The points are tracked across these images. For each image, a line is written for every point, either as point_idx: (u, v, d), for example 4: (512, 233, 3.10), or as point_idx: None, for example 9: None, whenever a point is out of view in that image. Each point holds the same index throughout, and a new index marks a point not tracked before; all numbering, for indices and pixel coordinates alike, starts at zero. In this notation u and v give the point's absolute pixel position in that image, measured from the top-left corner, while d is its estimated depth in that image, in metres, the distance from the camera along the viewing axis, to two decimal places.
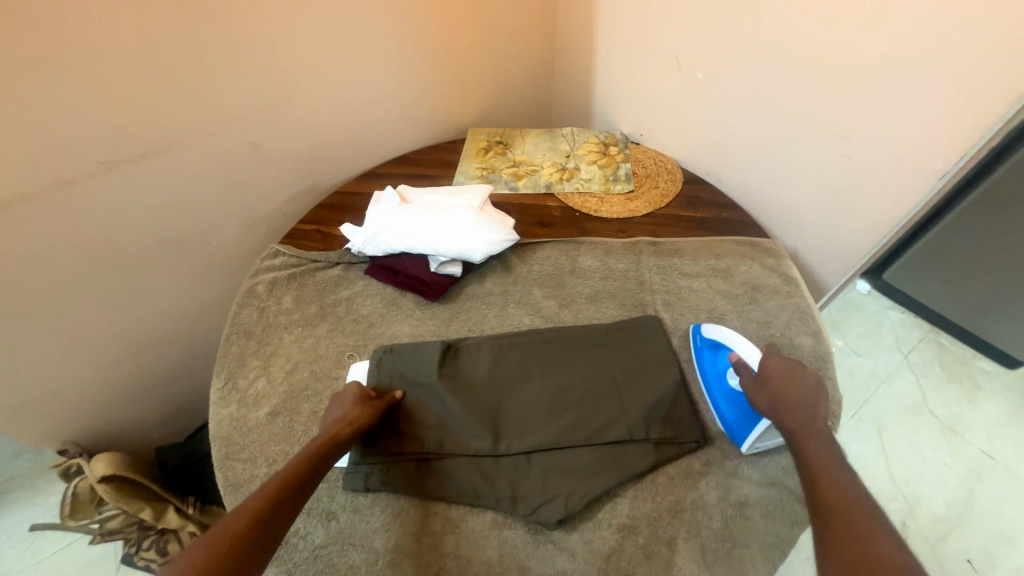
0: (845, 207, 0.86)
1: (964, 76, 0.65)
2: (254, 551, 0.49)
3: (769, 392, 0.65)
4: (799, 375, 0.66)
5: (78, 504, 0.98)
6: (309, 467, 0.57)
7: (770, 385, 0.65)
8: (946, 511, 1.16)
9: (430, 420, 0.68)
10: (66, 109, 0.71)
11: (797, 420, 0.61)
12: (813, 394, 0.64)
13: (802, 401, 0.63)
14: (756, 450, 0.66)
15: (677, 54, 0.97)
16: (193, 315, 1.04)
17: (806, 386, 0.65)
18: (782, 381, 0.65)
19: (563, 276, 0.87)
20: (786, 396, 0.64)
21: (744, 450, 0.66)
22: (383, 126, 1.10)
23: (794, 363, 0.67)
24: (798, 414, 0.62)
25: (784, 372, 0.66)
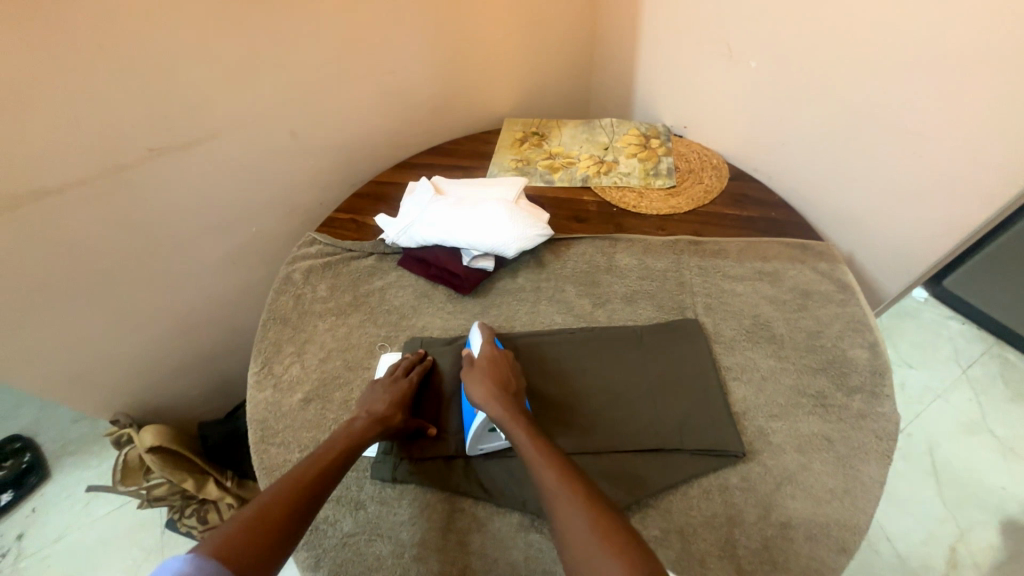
0: (913, 210, 0.79)
1: None
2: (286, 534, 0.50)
3: (488, 390, 0.63)
4: (505, 369, 0.67)
5: (127, 471, 1.04)
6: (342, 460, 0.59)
7: (481, 377, 0.65)
8: (1005, 540, 1.07)
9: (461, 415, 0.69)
10: (118, 98, 0.74)
11: (501, 408, 0.60)
12: (511, 386, 0.65)
13: (505, 395, 0.62)
14: (482, 452, 0.65)
15: (729, 41, 0.91)
16: (233, 298, 1.08)
17: (506, 379, 0.65)
18: (486, 374, 0.65)
19: (598, 275, 0.85)
20: (496, 388, 0.63)
21: (467, 452, 0.65)
22: (419, 115, 1.08)
23: (506, 360, 0.68)
24: (497, 404, 0.61)
25: (491, 365, 0.66)
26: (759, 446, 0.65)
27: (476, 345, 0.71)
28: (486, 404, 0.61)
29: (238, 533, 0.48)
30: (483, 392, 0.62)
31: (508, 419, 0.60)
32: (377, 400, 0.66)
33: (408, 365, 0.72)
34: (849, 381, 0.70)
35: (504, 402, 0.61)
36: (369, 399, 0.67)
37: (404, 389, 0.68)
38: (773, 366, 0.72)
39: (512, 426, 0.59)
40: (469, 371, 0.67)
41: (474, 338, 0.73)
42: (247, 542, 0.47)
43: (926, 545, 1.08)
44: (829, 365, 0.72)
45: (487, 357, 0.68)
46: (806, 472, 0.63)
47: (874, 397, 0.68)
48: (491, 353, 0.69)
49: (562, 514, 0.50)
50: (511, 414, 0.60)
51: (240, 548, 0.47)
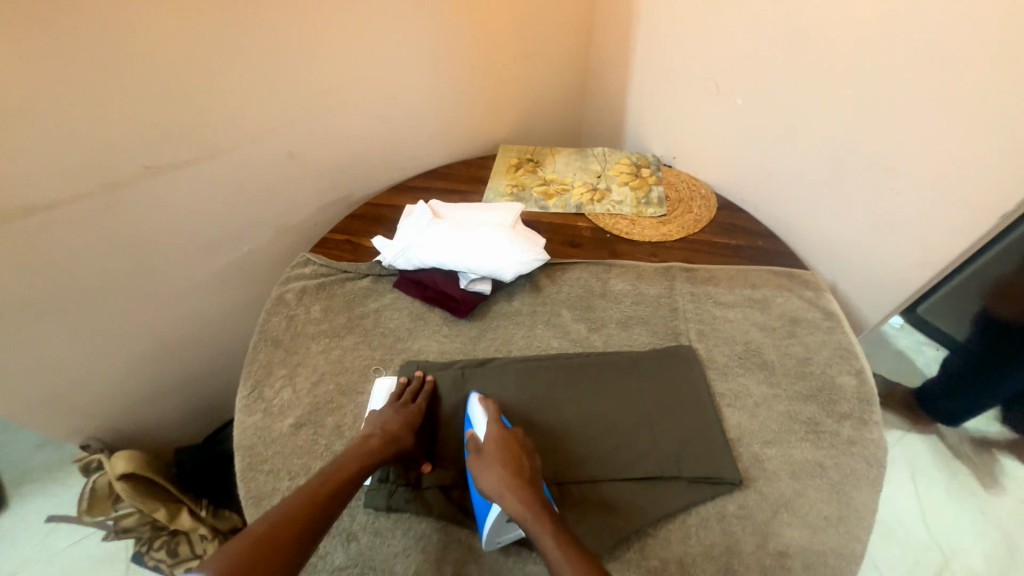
0: (892, 241, 0.83)
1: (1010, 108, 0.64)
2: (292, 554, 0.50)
3: (502, 484, 0.58)
4: (518, 451, 0.61)
5: (95, 499, 0.98)
6: (352, 475, 0.59)
7: (493, 463, 0.60)
8: (986, 564, 1.09)
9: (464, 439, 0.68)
10: (119, 116, 0.74)
11: (520, 504, 0.56)
12: (527, 470, 0.60)
13: (520, 485, 0.58)
14: (499, 544, 0.60)
15: (715, 79, 0.96)
16: (220, 317, 1.05)
17: (520, 463, 0.60)
18: (498, 462, 0.60)
19: (594, 300, 0.86)
20: (510, 476, 0.58)
21: (485, 547, 0.59)
22: (417, 139, 1.11)
23: (515, 436, 0.63)
24: (515, 500, 0.57)
25: (501, 447, 0.61)
26: (755, 473, 0.66)
27: (479, 423, 0.66)
28: (502, 497, 0.57)
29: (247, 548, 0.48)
30: (496, 481, 0.58)
31: (527, 514, 0.55)
32: (388, 420, 0.65)
33: (411, 390, 0.71)
34: (839, 408, 0.72)
35: (520, 494, 0.57)
36: (380, 417, 0.66)
37: (414, 413, 0.67)
38: (765, 392, 0.73)
39: (532, 524, 0.55)
40: (476, 457, 0.61)
41: (475, 414, 0.67)
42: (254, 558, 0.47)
43: (912, 571, 1.09)
44: (819, 392, 0.73)
45: (496, 439, 0.62)
46: (802, 499, 0.63)
47: (862, 424, 0.70)
48: (501, 433, 0.63)
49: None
50: (530, 510, 0.56)
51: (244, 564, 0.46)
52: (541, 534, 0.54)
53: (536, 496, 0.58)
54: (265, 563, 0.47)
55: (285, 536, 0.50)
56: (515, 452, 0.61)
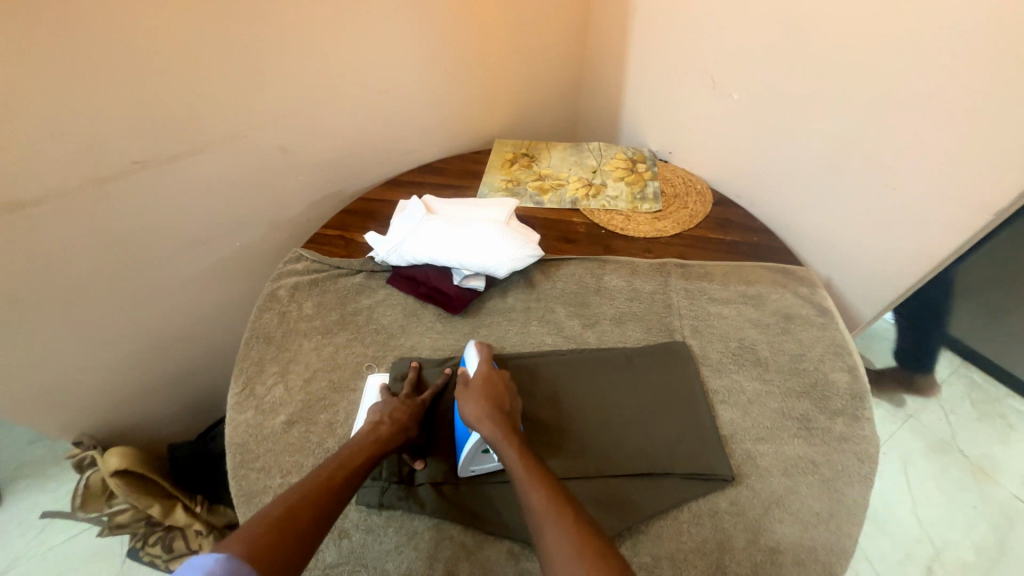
0: (887, 237, 0.83)
1: (1007, 103, 0.63)
2: (306, 536, 0.48)
3: (480, 411, 0.61)
4: (502, 388, 0.65)
5: (88, 496, 0.99)
6: (367, 460, 0.58)
7: (475, 393, 0.63)
8: (976, 557, 1.10)
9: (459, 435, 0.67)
10: (106, 110, 0.73)
11: (493, 427, 0.59)
12: (507, 405, 0.63)
13: (498, 413, 0.61)
14: (473, 473, 0.64)
15: (711, 74, 0.95)
16: (213, 314, 1.05)
17: (501, 397, 0.64)
18: (481, 393, 0.63)
19: (588, 296, 0.85)
20: (490, 406, 0.62)
21: (459, 474, 0.64)
22: (410, 134, 1.09)
23: (500, 377, 0.67)
24: (490, 423, 0.60)
25: (486, 382, 0.65)
26: (747, 470, 0.66)
27: (471, 363, 0.69)
28: (479, 422, 0.60)
29: (266, 532, 0.46)
30: (476, 408, 0.61)
31: (499, 436, 0.59)
32: (396, 409, 0.65)
33: (411, 382, 0.71)
34: (831, 404, 0.72)
35: (498, 422, 0.60)
36: (388, 404, 0.66)
37: (419, 405, 0.67)
38: (758, 389, 0.73)
39: (502, 444, 0.58)
40: (462, 389, 0.65)
41: (470, 356, 0.70)
42: (271, 542, 0.46)
43: (902, 564, 1.10)
44: (812, 388, 0.73)
45: (482, 375, 0.66)
46: (793, 496, 0.64)
47: (854, 420, 0.70)
48: (487, 371, 0.67)
49: (544, 529, 0.49)
50: (502, 432, 0.59)
51: (264, 547, 0.45)
52: (508, 453, 0.57)
53: (512, 426, 0.61)
54: (283, 549, 0.46)
55: (303, 523, 0.49)
56: (498, 387, 0.65)
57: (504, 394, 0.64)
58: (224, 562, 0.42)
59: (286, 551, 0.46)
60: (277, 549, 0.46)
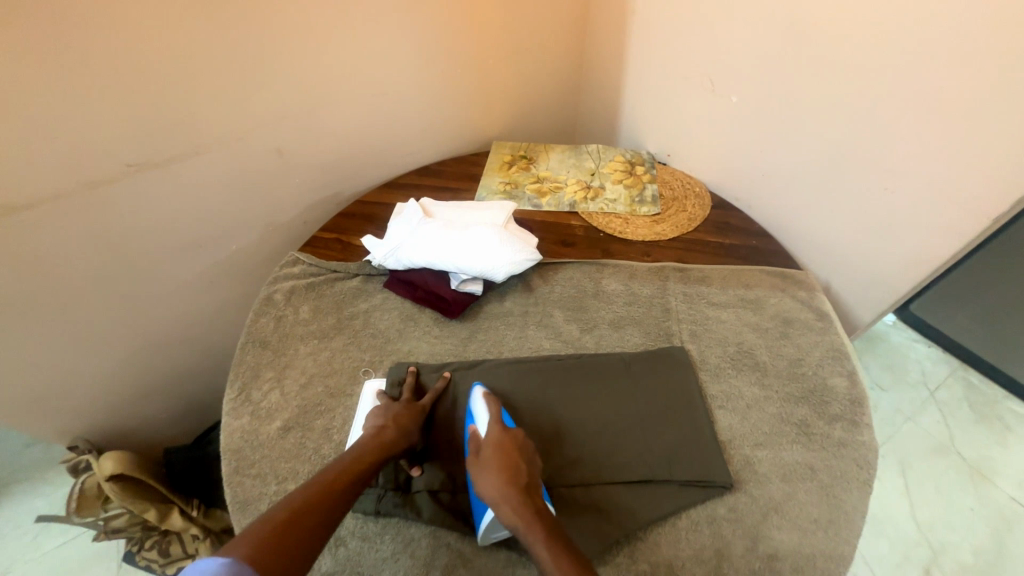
0: (886, 241, 0.82)
1: (1002, 109, 0.63)
2: (311, 536, 0.48)
3: (497, 491, 0.54)
4: (518, 458, 0.57)
5: (84, 500, 0.98)
6: (372, 465, 0.57)
7: (491, 469, 0.55)
8: (974, 559, 1.10)
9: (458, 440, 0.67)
10: (99, 112, 0.72)
11: (515, 516, 0.52)
12: (525, 477, 0.56)
13: (518, 495, 0.53)
14: (494, 539, 0.59)
15: (710, 76, 0.95)
16: (209, 317, 1.04)
17: (518, 470, 0.56)
18: (496, 469, 0.55)
19: (587, 300, 0.85)
20: (509, 483, 0.54)
21: (479, 542, 0.59)
22: (408, 136, 1.09)
23: (516, 440, 0.59)
24: (510, 509, 0.53)
25: (500, 453, 0.57)
26: (745, 476, 0.65)
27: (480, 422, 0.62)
28: (498, 507, 0.53)
29: (272, 531, 0.46)
30: (493, 489, 0.54)
31: (523, 525, 0.52)
32: (398, 415, 0.65)
33: (411, 388, 0.71)
34: (830, 409, 0.72)
35: (519, 507, 0.53)
36: (390, 411, 0.65)
37: (419, 410, 0.67)
38: (757, 394, 0.73)
39: (527, 535, 0.51)
40: (473, 462, 0.57)
41: (478, 412, 0.64)
42: (276, 540, 0.45)
43: (900, 567, 1.10)
44: (810, 393, 0.73)
45: (495, 444, 0.58)
46: (792, 502, 0.63)
47: (853, 426, 0.70)
48: (500, 437, 0.59)
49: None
50: (525, 517, 0.52)
51: (269, 546, 0.44)
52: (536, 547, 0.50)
53: (534, 505, 0.54)
54: (288, 549, 0.45)
55: (308, 525, 0.48)
56: (514, 457, 0.57)
57: (523, 465, 0.56)
58: (229, 565, 0.41)
59: (291, 550, 0.45)
60: (282, 547, 0.45)
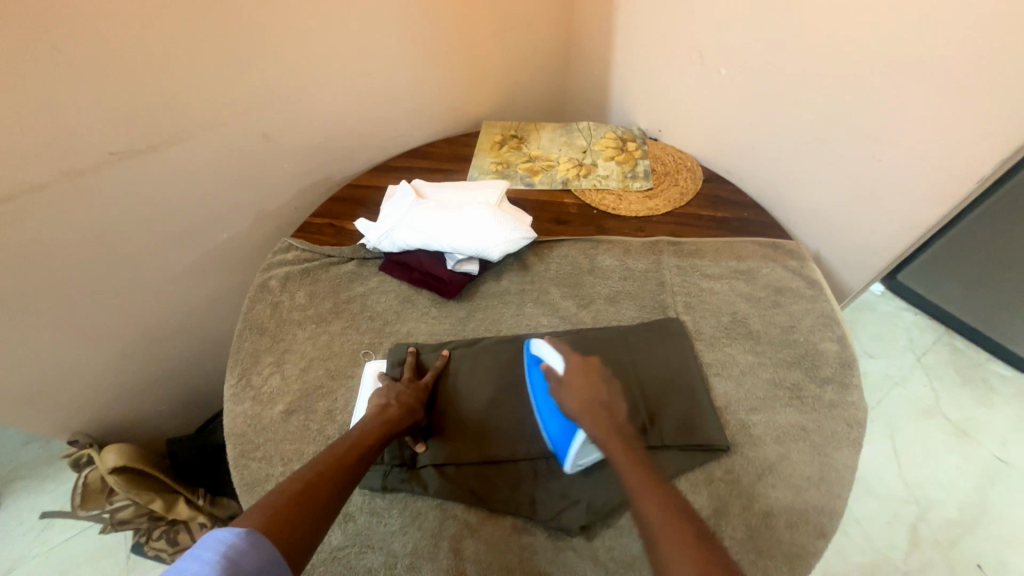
0: (874, 210, 0.84)
1: (989, 72, 0.64)
2: (321, 510, 0.49)
3: (583, 405, 0.59)
4: (598, 378, 0.62)
5: (89, 493, 0.99)
6: (376, 441, 0.58)
7: (572, 386, 0.61)
8: (958, 514, 1.15)
9: (461, 415, 0.68)
10: (75, 99, 0.70)
11: (598, 427, 0.57)
12: (606, 397, 0.60)
13: (598, 408, 0.59)
14: (581, 468, 0.62)
15: (700, 49, 0.94)
16: (202, 307, 1.03)
17: (599, 390, 0.61)
18: (579, 386, 0.61)
19: (582, 276, 0.86)
20: (588, 399, 0.60)
21: (568, 470, 0.62)
22: (396, 118, 1.07)
23: (595, 367, 0.64)
24: (593, 422, 0.57)
25: (580, 375, 0.62)
26: (741, 439, 0.67)
27: (550, 360, 0.65)
28: (581, 419, 0.58)
29: (283, 507, 0.46)
30: (576, 402, 0.59)
31: (603, 436, 0.56)
32: (402, 393, 0.66)
33: (411, 368, 0.71)
34: (821, 372, 0.74)
35: (602, 420, 0.57)
36: (393, 390, 0.66)
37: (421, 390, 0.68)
38: (751, 361, 0.75)
39: (606, 443, 0.55)
40: (556, 384, 0.62)
41: (543, 351, 0.67)
42: (289, 515, 0.46)
43: (889, 525, 1.14)
44: (802, 358, 0.75)
45: (576, 367, 0.63)
46: (787, 462, 0.65)
47: (844, 387, 0.72)
48: (581, 361, 0.64)
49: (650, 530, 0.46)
50: (606, 428, 0.57)
51: (283, 521, 0.45)
52: (612, 451, 0.54)
53: (615, 423, 0.58)
54: (302, 522, 0.47)
55: (321, 500, 0.49)
56: (595, 380, 0.62)
57: (603, 387, 0.61)
58: (246, 537, 0.43)
59: (303, 524, 0.46)
60: (294, 521, 0.46)
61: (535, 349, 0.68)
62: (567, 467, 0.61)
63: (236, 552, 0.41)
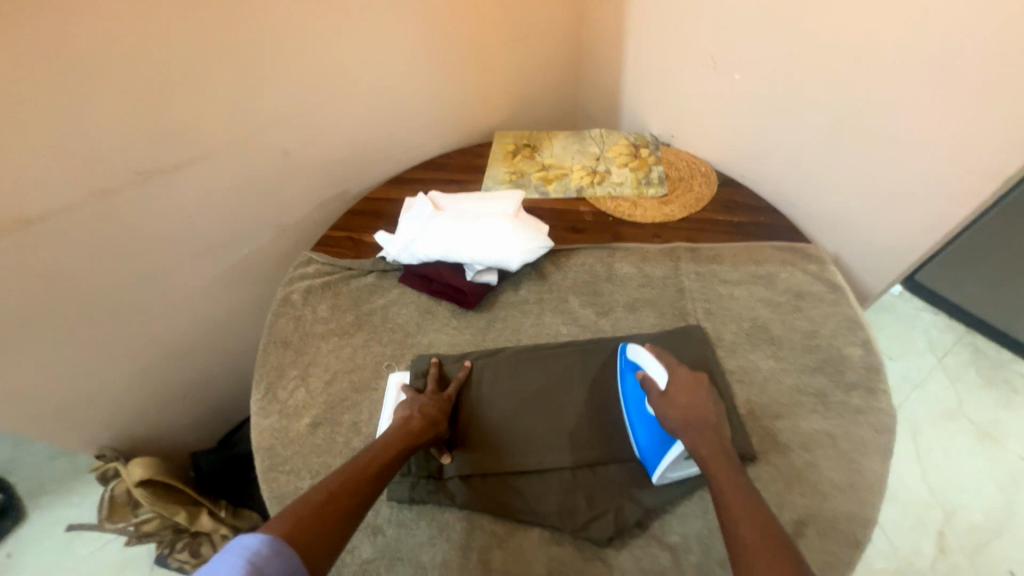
0: (894, 211, 0.83)
1: (1010, 71, 0.63)
2: (340, 519, 0.50)
3: (689, 421, 0.59)
4: (704, 394, 0.62)
5: (114, 507, 1.02)
6: (400, 454, 0.59)
7: (675, 400, 0.60)
8: (985, 519, 1.12)
9: (485, 425, 0.69)
10: (105, 121, 0.72)
11: (705, 445, 0.57)
12: (711, 415, 0.60)
13: (703, 426, 0.58)
14: (668, 480, 0.63)
15: (712, 54, 0.94)
16: (223, 321, 1.05)
17: (704, 406, 0.60)
18: (685, 401, 0.60)
19: (600, 284, 0.86)
20: (693, 418, 0.59)
21: (654, 481, 0.62)
22: (410, 131, 1.09)
23: (699, 382, 0.63)
24: (699, 439, 0.57)
25: (687, 394, 0.61)
26: (767, 446, 0.67)
27: (652, 373, 0.64)
28: (685, 435, 0.58)
29: (304, 516, 0.48)
30: (678, 417, 0.59)
31: (705, 454, 0.56)
32: (426, 404, 0.66)
33: (433, 378, 0.72)
34: (846, 377, 0.73)
35: (709, 439, 0.57)
36: (416, 403, 0.66)
37: (444, 402, 0.68)
38: (774, 367, 0.74)
39: (708, 461, 0.55)
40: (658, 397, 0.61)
41: (641, 359, 0.66)
42: (310, 523, 0.47)
43: (914, 530, 1.12)
44: (826, 363, 0.74)
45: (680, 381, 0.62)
46: (816, 469, 0.65)
47: (871, 392, 0.71)
48: (686, 376, 0.63)
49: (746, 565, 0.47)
50: (710, 451, 0.56)
51: (303, 530, 0.47)
52: (716, 476, 0.54)
53: (719, 442, 0.57)
54: (325, 531, 0.48)
55: (342, 510, 0.50)
56: (700, 396, 0.61)
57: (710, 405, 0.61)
58: (270, 543, 0.44)
59: (323, 533, 0.48)
60: (315, 530, 0.47)
61: (631, 354, 0.67)
62: (654, 477, 0.62)
63: (261, 558, 0.42)
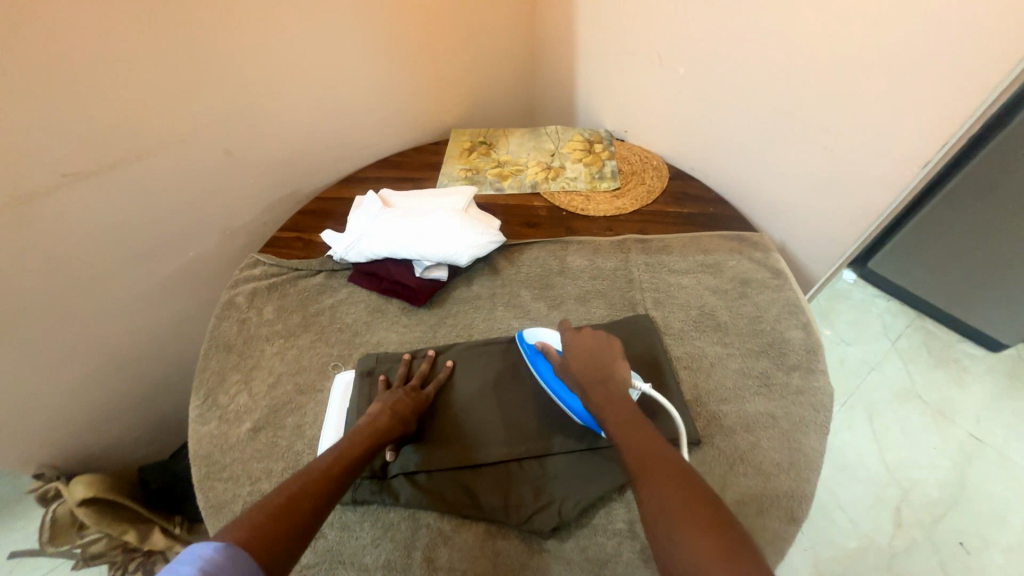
0: (830, 199, 0.86)
1: (928, 65, 0.66)
2: (302, 527, 0.46)
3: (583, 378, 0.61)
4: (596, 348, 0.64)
5: (57, 529, 0.94)
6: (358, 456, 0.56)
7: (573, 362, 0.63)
8: (939, 494, 1.17)
9: (426, 409, 0.68)
10: (25, 119, 0.68)
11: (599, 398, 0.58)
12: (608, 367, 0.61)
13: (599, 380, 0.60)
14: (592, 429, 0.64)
15: (658, 50, 0.95)
16: (171, 327, 1.01)
17: (601, 361, 0.62)
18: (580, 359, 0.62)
19: (552, 277, 0.86)
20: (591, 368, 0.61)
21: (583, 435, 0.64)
22: (363, 129, 1.07)
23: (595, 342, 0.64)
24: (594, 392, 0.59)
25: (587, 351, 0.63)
26: (712, 431, 0.68)
27: (551, 342, 0.70)
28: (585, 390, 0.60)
29: (263, 525, 0.44)
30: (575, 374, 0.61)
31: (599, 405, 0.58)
32: (398, 402, 0.65)
33: (399, 376, 0.71)
34: (788, 359, 0.75)
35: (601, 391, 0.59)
36: (382, 399, 0.65)
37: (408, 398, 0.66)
38: (720, 352, 0.76)
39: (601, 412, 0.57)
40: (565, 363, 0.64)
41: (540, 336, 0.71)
42: (273, 534, 0.44)
43: (873, 509, 1.15)
44: (769, 347, 0.76)
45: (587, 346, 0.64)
46: (760, 451, 0.66)
47: (810, 373, 0.73)
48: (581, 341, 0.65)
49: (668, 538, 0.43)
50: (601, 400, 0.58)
51: (265, 543, 0.43)
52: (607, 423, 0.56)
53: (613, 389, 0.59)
54: (284, 538, 0.45)
55: (303, 512, 0.47)
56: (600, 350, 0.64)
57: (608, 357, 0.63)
58: (223, 549, 0.41)
59: (286, 542, 0.44)
60: (275, 539, 0.44)
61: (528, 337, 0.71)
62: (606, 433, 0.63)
63: (213, 565, 0.39)
